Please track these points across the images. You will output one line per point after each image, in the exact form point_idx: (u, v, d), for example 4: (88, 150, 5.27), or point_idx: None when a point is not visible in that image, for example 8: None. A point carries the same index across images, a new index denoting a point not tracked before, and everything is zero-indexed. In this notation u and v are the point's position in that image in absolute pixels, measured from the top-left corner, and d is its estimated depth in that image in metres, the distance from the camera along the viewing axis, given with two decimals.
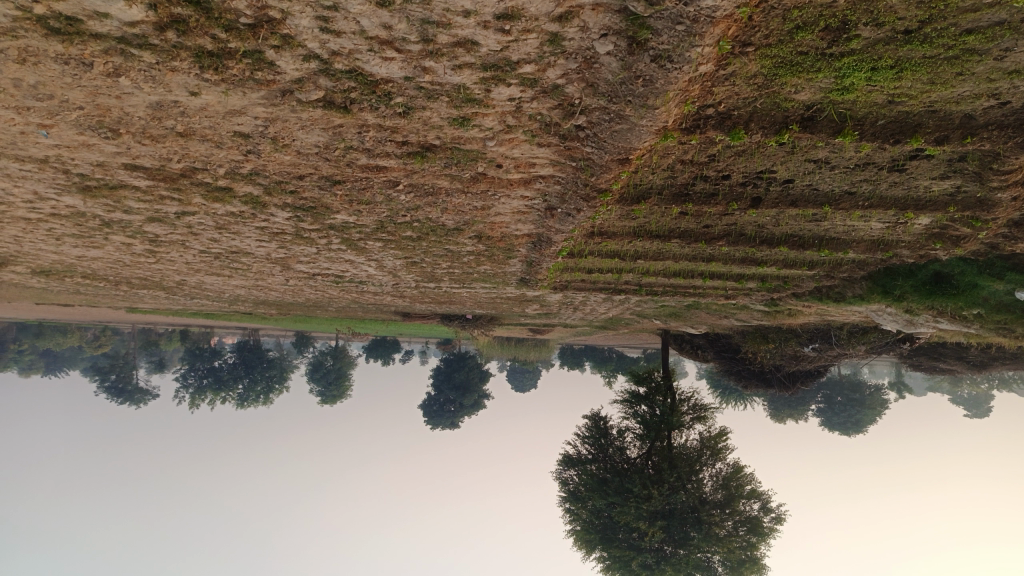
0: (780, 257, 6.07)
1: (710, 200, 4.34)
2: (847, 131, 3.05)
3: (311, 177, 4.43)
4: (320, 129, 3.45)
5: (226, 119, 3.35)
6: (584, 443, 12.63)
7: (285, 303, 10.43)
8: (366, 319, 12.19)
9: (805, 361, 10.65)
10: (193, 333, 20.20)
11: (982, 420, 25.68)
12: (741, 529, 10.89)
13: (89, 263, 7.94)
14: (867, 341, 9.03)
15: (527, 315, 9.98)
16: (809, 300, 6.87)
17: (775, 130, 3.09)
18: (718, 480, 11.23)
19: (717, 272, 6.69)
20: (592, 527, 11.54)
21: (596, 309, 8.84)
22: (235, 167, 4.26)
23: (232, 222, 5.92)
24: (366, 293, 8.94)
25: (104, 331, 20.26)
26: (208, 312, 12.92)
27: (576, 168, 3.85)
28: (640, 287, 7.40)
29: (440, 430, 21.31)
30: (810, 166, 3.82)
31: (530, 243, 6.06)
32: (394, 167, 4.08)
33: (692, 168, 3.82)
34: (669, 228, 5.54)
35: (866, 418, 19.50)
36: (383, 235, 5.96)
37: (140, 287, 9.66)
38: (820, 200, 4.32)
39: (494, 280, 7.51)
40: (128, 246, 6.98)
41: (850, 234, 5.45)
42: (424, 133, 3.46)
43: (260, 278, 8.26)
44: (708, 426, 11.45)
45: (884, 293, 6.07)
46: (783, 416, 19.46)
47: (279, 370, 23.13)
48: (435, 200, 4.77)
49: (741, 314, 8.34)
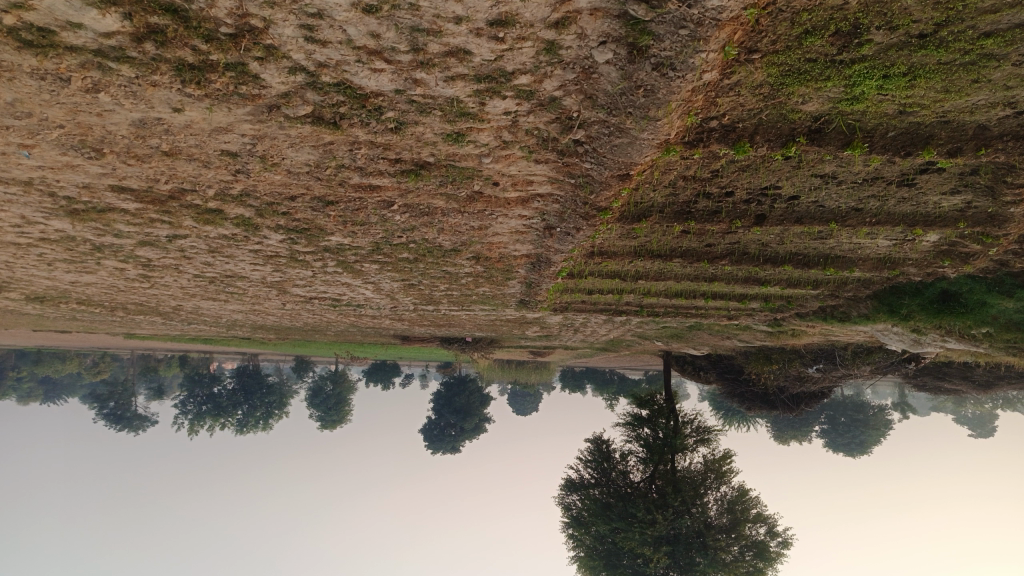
0: (783, 276, 5.95)
1: (714, 218, 4.22)
2: (857, 143, 2.93)
3: (303, 197, 4.31)
4: (310, 147, 3.34)
5: (212, 137, 3.24)
6: (586, 467, 12.40)
7: (283, 327, 10.28)
8: (365, 343, 12.04)
9: (809, 382, 10.48)
10: (193, 359, 20.01)
11: (987, 440, 25.39)
12: (747, 554, 10.62)
13: (83, 289, 7.81)
14: (872, 361, 8.87)
15: (527, 337, 9.82)
16: (813, 321, 6.73)
17: (781, 143, 2.98)
18: (723, 504, 10.99)
19: (719, 293, 6.55)
20: (596, 553, 11.31)
21: (597, 331, 8.69)
22: (224, 187, 4.15)
23: (225, 246, 5.80)
24: (364, 316, 8.80)
25: (104, 358, 20.09)
26: (207, 337, 12.77)
27: (575, 185, 3.74)
28: (641, 308, 7.27)
29: (440, 454, 21.03)
30: (816, 182, 3.71)
31: (529, 264, 5.93)
32: (388, 186, 3.96)
33: (694, 185, 3.71)
34: (670, 247, 5.42)
35: (870, 440, 19.20)
36: (379, 257, 5.84)
37: (137, 313, 9.52)
38: (825, 217, 4.20)
39: (493, 302, 7.37)
40: (122, 271, 6.86)
41: (856, 251, 5.33)
42: (417, 150, 3.35)
43: (257, 302, 8.13)
44: (711, 449, 11.25)
45: (890, 312, 5.93)
46: (786, 438, 19.21)
47: (279, 395, 22.89)
48: (430, 220, 4.65)
49: (744, 335, 8.20)
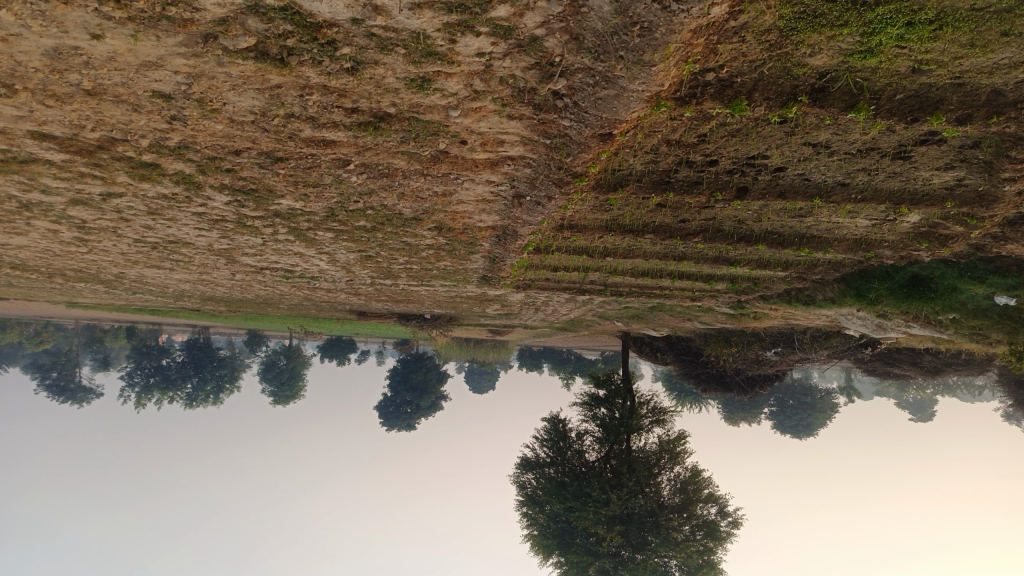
0: (754, 257, 5.74)
1: (694, 188, 3.98)
2: (862, 105, 2.69)
3: (249, 152, 3.91)
4: (255, 90, 2.97)
5: (140, 73, 2.83)
6: (542, 446, 12.19)
7: (234, 299, 9.80)
8: (321, 318, 11.60)
9: (767, 365, 10.42)
10: (141, 330, 19.23)
11: (924, 424, 26.10)
12: (698, 534, 10.55)
13: (16, 253, 7.24)
14: (830, 346, 8.83)
15: (487, 315, 9.53)
16: (778, 303, 6.59)
17: (780, 103, 2.73)
18: (675, 484, 10.90)
19: (685, 273, 6.34)
20: (549, 532, 11.15)
21: (558, 310, 8.45)
22: (160, 138, 3.73)
23: (166, 207, 5.35)
24: (319, 289, 8.40)
25: (47, 327, 19.14)
26: (154, 308, 12.17)
27: (549, 147, 3.43)
28: (605, 287, 7.03)
29: (395, 432, 20.72)
30: (807, 152, 3.47)
31: (494, 237, 5.62)
32: (343, 141, 3.60)
33: (678, 151, 3.43)
34: (643, 223, 5.14)
35: (816, 423, 19.51)
36: (333, 224, 5.46)
37: (77, 280, 8.95)
38: (810, 192, 3.98)
39: (454, 277, 7.05)
40: (55, 233, 6.33)
41: (832, 232, 5.14)
42: (377, 99, 3.00)
43: (204, 272, 7.66)
44: (666, 430, 11.15)
45: (857, 295, 5.78)
46: (736, 420, 19.40)
47: (230, 369, 22.27)
48: (389, 184, 4.28)
49: (706, 317, 8.04)
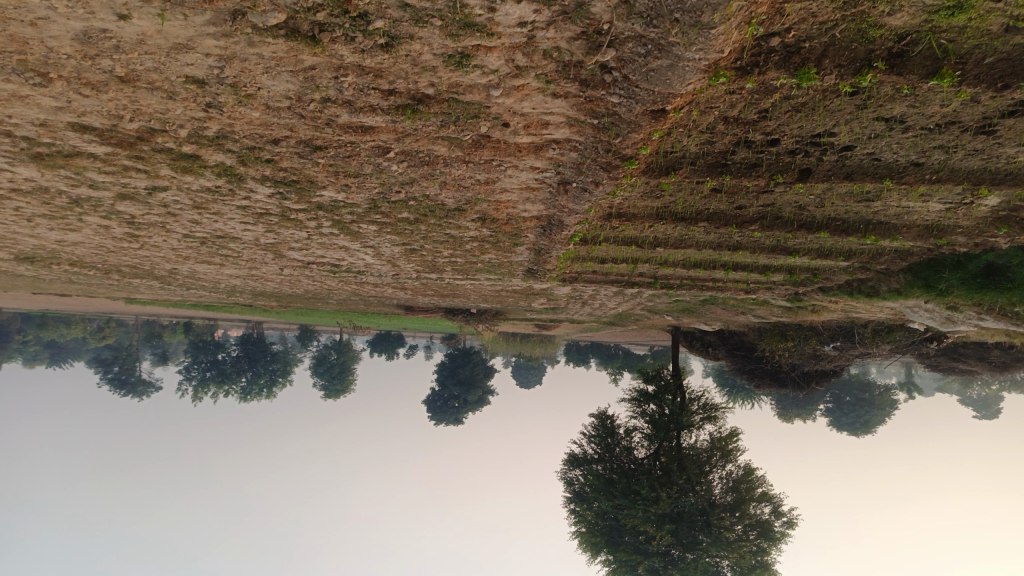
0: (814, 245, 5.44)
1: (752, 171, 3.76)
2: (946, 71, 2.45)
3: (287, 141, 3.81)
4: (288, 72, 2.85)
5: (170, 57, 2.74)
6: (590, 442, 11.96)
7: (284, 294, 9.85)
8: (369, 313, 11.60)
9: (825, 360, 10.00)
10: (197, 326, 19.64)
11: (990, 422, 24.92)
12: (751, 533, 10.21)
13: (72, 249, 7.36)
14: (892, 339, 8.40)
15: (534, 309, 9.37)
16: (838, 296, 6.25)
17: (853, 70, 2.50)
18: (727, 482, 10.58)
19: (740, 264, 6.05)
20: (597, 529, 10.93)
21: (606, 304, 8.24)
22: (198, 127, 3.66)
23: (211, 201, 5.31)
24: (365, 284, 8.35)
25: (109, 322, 19.69)
26: (209, 304, 12.35)
27: (597, 128, 3.24)
28: (654, 280, 6.79)
29: (443, 426, 20.75)
30: (879, 128, 3.21)
31: (539, 227, 5.44)
32: (382, 126, 3.47)
33: (737, 129, 3.22)
34: (696, 210, 4.88)
35: (875, 419, 18.80)
36: (376, 216, 5.35)
37: (132, 277, 9.10)
38: (879, 172, 3.70)
39: (499, 271, 6.90)
40: (107, 228, 6.39)
41: (900, 217, 4.81)
42: (414, 78, 2.86)
43: (253, 267, 7.68)
44: (718, 427, 10.80)
45: (925, 286, 5.40)
46: (790, 416, 18.84)
47: (283, 363, 22.62)
48: (430, 172, 4.14)
49: (761, 310, 7.72)
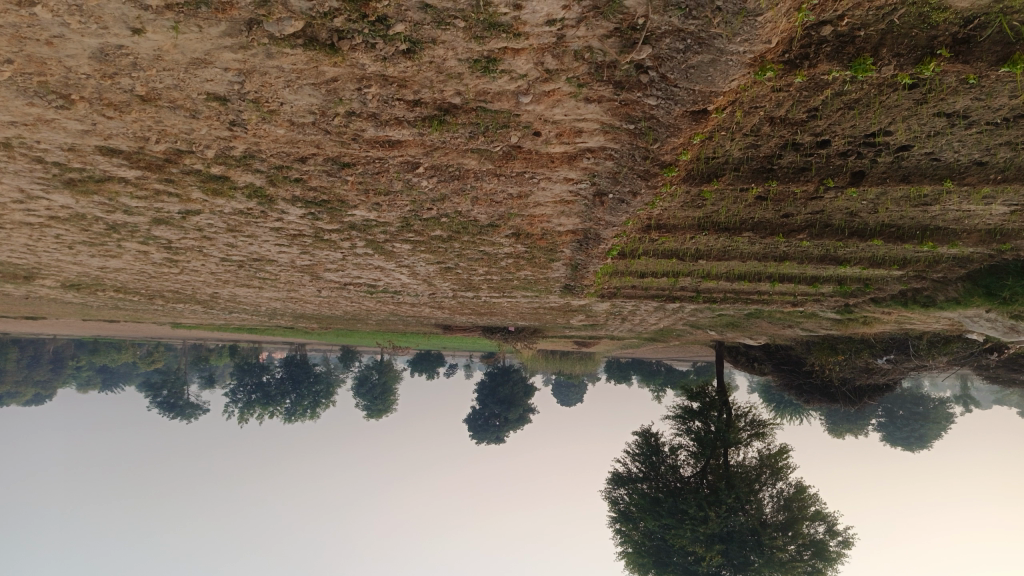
0: (866, 254, 5.14)
1: (800, 175, 3.55)
2: (1019, 56, 2.21)
3: (315, 158, 3.72)
4: (310, 85, 2.75)
5: (189, 73, 2.67)
6: (634, 460, 11.65)
7: (323, 316, 9.81)
8: (408, 333, 11.51)
9: (878, 374, 9.57)
10: (242, 349, 19.87)
11: None
12: (805, 554, 9.80)
13: (115, 275, 7.42)
14: (950, 351, 7.98)
15: (573, 326, 9.16)
16: (891, 307, 5.93)
17: (914, 60, 2.30)
18: (779, 501, 10.16)
19: (787, 275, 5.79)
20: (644, 549, 10.64)
21: (646, 319, 8.00)
22: (225, 147, 3.59)
23: (244, 223, 5.27)
24: (403, 304, 8.26)
25: (158, 347, 20.03)
26: (252, 327, 12.40)
27: (633, 134, 3.09)
28: (697, 294, 6.55)
29: (485, 444, 20.59)
30: (940, 125, 2.98)
31: (576, 242, 5.27)
32: (409, 140, 3.35)
33: (784, 130, 3.03)
34: (740, 219, 4.67)
35: (931, 434, 18.05)
36: (409, 235, 5.24)
37: (176, 302, 9.16)
38: (938, 173, 3.46)
39: (536, 288, 6.74)
40: (146, 254, 6.41)
41: (959, 222, 4.51)
42: (440, 88, 2.74)
43: (291, 289, 7.65)
44: (766, 444, 10.41)
45: (987, 295, 5.05)
46: (841, 431, 18.23)
47: (326, 384, 22.70)
48: (462, 187, 4.01)
49: (809, 323, 7.40)
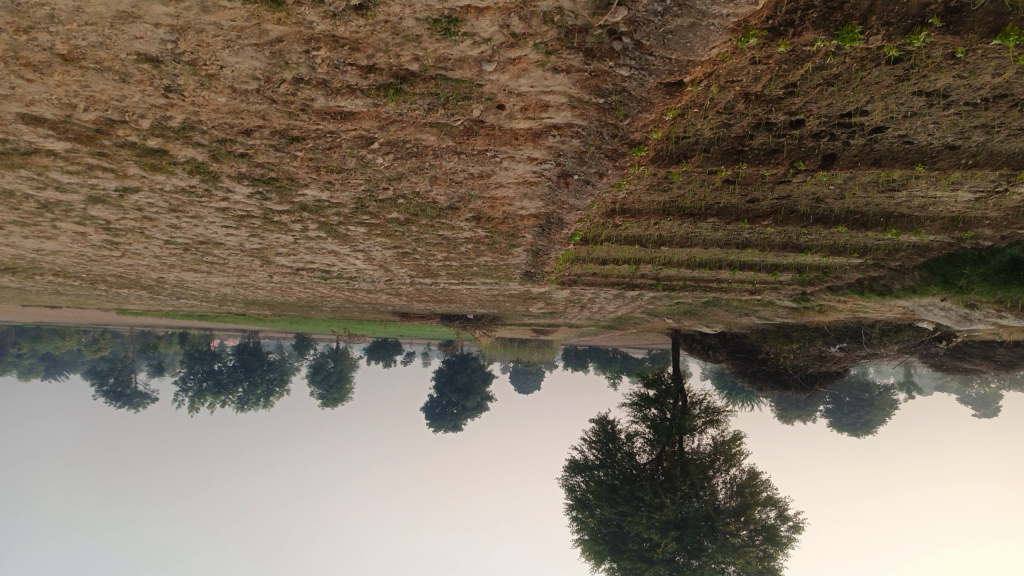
0: (829, 241, 5.08)
1: (771, 157, 3.43)
2: (1010, 29, 2.19)
3: (261, 131, 3.46)
4: (252, 46, 2.52)
5: (116, 29, 2.42)
6: (591, 448, 11.58)
7: (276, 303, 9.48)
8: (364, 320, 11.24)
9: (830, 361, 9.65)
10: (193, 336, 19.25)
11: (990, 420, 24.45)
12: (758, 539, 9.83)
13: (52, 258, 6.99)
14: (901, 340, 8.07)
15: (531, 314, 9.02)
16: (848, 296, 5.92)
17: (904, 29, 2.28)
18: (732, 486, 10.24)
19: (748, 263, 5.71)
20: (601, 537, 10.57)
21: (605, 307, 7.89)
22: (162, 117, 3.31)
23: (187, 203, 4.95)
24: (358, 291, 8.01)
25: (105, 334, 19.29)
26: (202, 314, 11.96)
27: (602, 109, 2.93)
28: (656, 282, 6.45)
29: (442, 432, 20.36)
30: (918, 104, 2.88)
31: (537, 226, 5.10)
32: (363, 112, 3.12)
33: (759, 108, 2.90)
34: (706, 204, 4.53)
35: (875, 420, 18.49)
36: (364, 217, 5.00)
37: (120, 287, 8.73)
38: (910, 157, 3.36)
39: (495, 274, 6.56)
40: (84, 235, 6.03)
41: (922, 209, 4.45)
42: (396, 52, 2.54)
43: (241, 274, 7.32)
44: (721, 430, 10.46)
45: (944, 283, 5.03)
46: (791, 418, 18.53)
47: (280, 372, 22.19)
48: (420, 165, 3.79)
49: (766, 312, 7.38)
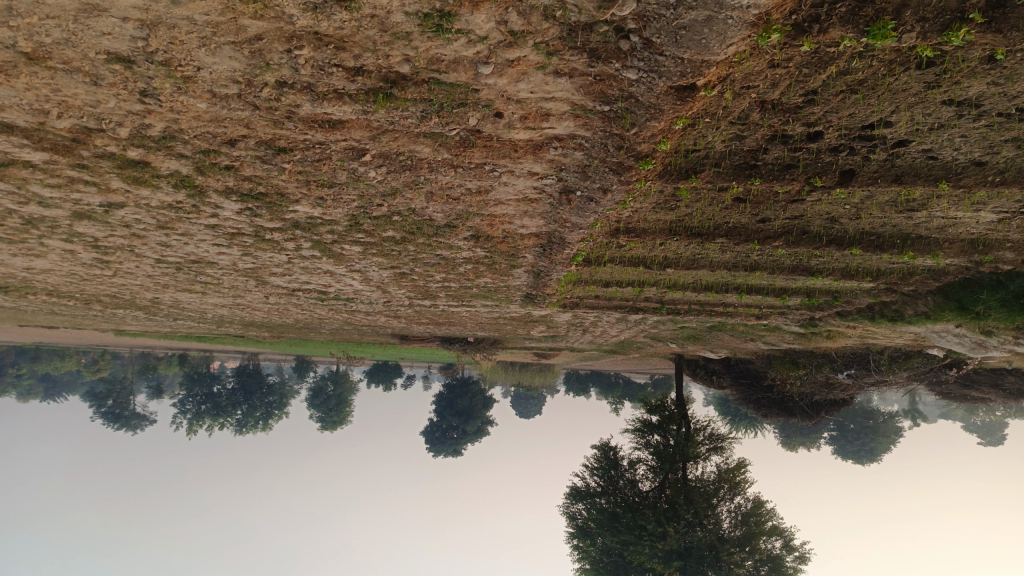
0: (840, 264, 4.86)
1: (785, 173, 3.23)
2: None
3: (246, 141, 3.27)
4: (230, 45, 2.34)
5: (81, 24, 2.24)
6: (593, 474, 11.23)
7: (273, 324, 9.26)
8: (364, 343, 11.02)
9: (838, 388, 9.39)
10: (192, 357, 18.99)
11: (996, 448, 24.07)
12: (763, 569, 9.49)
13: (44, 278, 6.80)
14: (911, 366, 7.82)
15: (533, 338, 8.78)
16: (858, 321, 5.70)
17: (941, 26, 2.14)
18: (736, 515, 9.95)
19: (756, 286, 5.48)
20: (603, 567, 10.26)
21: (608, 331, 7.66)
22: (141, 124, 3.12)
23: (176, 219, 4.75)
24: (355, 312, 7.79)
25: (104, 355, 19.04)
26: (201, 336, 11.74)
27: (607, 119, 2.74)
28: (661, 306, 6.22)
29: (442, 457, 19.97)
30: (946, 115, 2.69)
31: (538, 246, 4.90)
32: (352, 120, 2.94)
33: (775, 118, 2.70)
34: (714, 223, 4.32)
35: (880, 448, 18.17)
36: (359, 235, 4.80)
37: (114, 307, 8.52)
38: (933, 174, 3.15)
39: (495, 296, 6.35)
40: (73, 253, 5.83)
41: (940, 230, 4.24)
42: (385, 52, 2.36)
43: (236, 295, 7.11)
44: (725, 458, 10.15)
45: (959, 309, 4.81)
46: (794, 445, 18.22)
47: (279, 395, 21.89)
48: (415, 179, 3.60)
49: (773, 337, 7.16)
